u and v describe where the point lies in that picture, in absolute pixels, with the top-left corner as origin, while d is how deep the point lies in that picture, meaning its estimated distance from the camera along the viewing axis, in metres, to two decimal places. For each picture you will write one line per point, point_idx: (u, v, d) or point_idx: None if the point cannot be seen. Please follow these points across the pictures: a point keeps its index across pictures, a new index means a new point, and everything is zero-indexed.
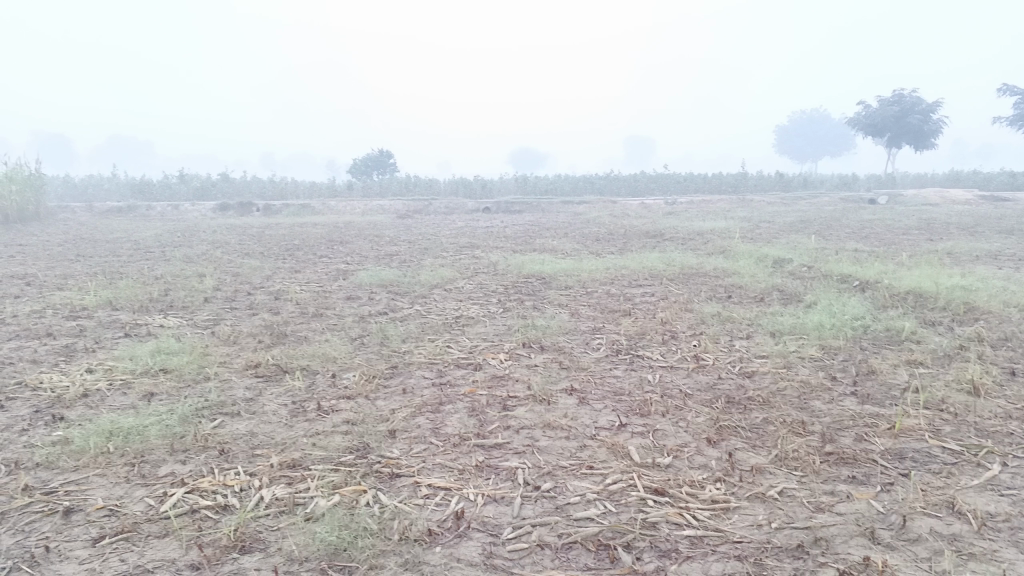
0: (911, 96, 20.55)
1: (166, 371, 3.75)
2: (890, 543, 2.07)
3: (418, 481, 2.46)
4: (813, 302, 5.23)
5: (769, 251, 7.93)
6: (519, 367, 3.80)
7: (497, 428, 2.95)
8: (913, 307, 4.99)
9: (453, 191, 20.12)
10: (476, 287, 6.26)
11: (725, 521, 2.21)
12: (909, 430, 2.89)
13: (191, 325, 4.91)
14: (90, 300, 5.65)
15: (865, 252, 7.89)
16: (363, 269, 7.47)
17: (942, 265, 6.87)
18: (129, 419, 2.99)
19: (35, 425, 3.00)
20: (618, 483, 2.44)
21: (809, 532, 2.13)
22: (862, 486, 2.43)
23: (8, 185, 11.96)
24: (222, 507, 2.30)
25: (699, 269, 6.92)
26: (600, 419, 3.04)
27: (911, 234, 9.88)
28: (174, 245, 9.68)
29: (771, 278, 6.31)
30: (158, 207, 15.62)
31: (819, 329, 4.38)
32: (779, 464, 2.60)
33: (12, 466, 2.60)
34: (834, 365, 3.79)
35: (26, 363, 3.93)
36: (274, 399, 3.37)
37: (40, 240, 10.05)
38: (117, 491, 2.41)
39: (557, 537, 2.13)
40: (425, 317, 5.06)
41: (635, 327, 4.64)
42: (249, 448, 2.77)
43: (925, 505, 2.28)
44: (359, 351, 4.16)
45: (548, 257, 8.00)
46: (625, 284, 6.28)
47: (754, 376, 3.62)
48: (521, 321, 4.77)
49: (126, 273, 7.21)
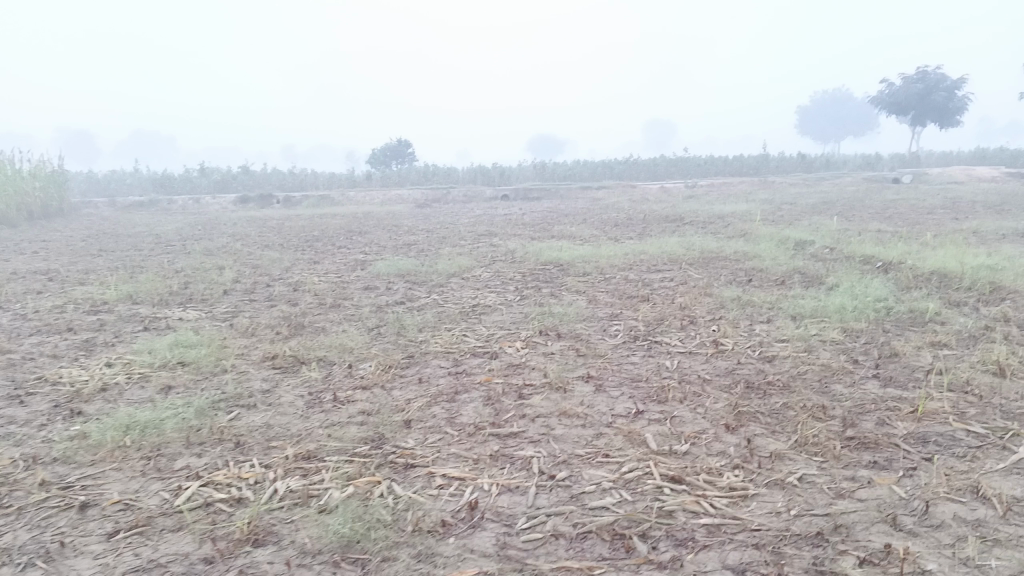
0: (935, 73, 20.15)
1: (184, 364, 3.77)
2: (913, 530, 2.03)
3: (433, 471, 2.45)
4: (835, 284, 5.16)
5: (791, 232, 7.85)
6: (535, 355, 3.77)
7: (512, 417, 2.92)
8: (937, 288, 4.90)
9: (472, 179, 20.11)
10: (494, 275, 6.23)
11: (743, 509, 2.17)
12: (932, 413, 2.84)
13: (210, 318, 4.93)
14: (112, 294, 5.69)
15: (888, 233, 7.78)
16: (381, 258, 7.47)
17: (967, 244, 6.75)
18: (147, 413, 3.01)
19: (53, 420, 3.03)
20: (634, 471, 2.41)
21: (829, 519, 2.10)
22: (884, 471, 2.39)
23: (32, 181, 12.10)
24: (236, 500, 2.29)
25: (720, 253, 6.84)
26: (616, 406, 3.01)
27: (935, 214, 9.70)
28: (195, 238, 9.76)
29: (792, 261, 6.22)
30: (179, 200, 15.73)
31: (841, 312, 4.31)
32: (799, 450, 2.56)
33: (30, 461, 2.62)
34: (856, 348, 3.72)
35: (47, 358, 3.97)
36: (290, 390, 3.37)
37: (64, 236, 10.17)
38: (133, 485, 2.42)
39: (572, 527, 2.10)
40: (442, 306, 5.05)
41: (654, 312, 4.60)
42: (265, 440, 2.77)
43: (949, 490, 2.23)
44: (376, 341, 4.15)
45: (566, 244, 7.95)
46: (643, 270, 6.20)
47: (774, 360, 3.57)
48: (538, 309, 4.74)
49: (147, 267, 7.26)
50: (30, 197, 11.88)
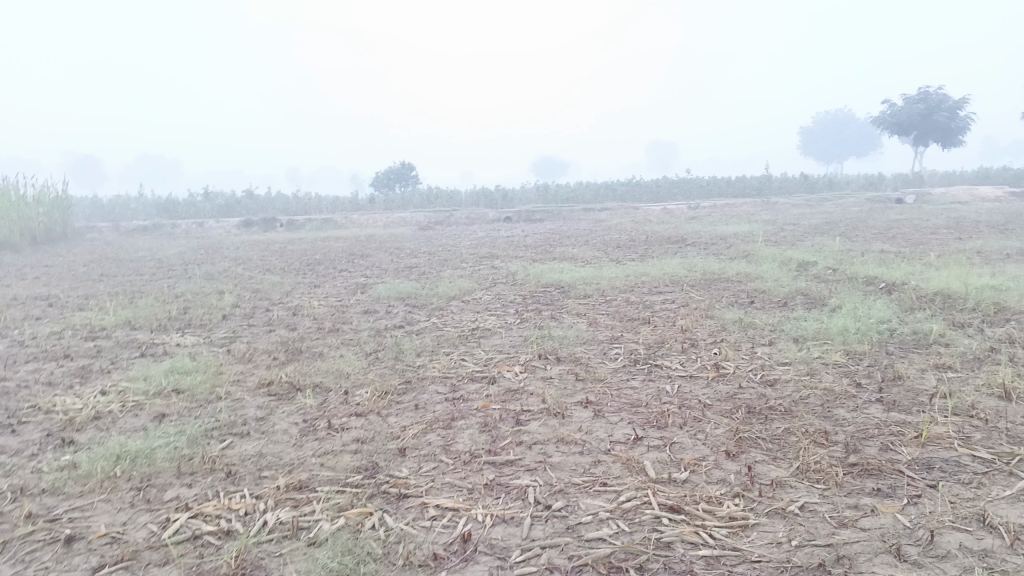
0: (937, 93, 20.18)
1: (179, 391, 3.73)
2: (917, 560, 1.97)
3: (426, 502, 2.40)
4: (838, 305, 5.12)
5: (793, 253, 7.82)
6: (533, 379, 3.73)
7: (509, 444, 2.88)
8: (940, 309, 4.86)
9: (474, 202, 20.16)
10: (494, 298, 6.20)
11: (743, 539, 2.12)
12: (936, 438, 2.78)
13: (208, 343, 4.90)
14: (110, 320, 5.66)
15: (891, 253, 7.74)
16: (381, 282, 7.45)
17: (970, 264, 6.71)
18: (138, 442, 2.97)
19: (44, 450, 2.99)
20: (631, 500, 2.36)
21: (831, 550, 2.04)
22: (888, 499, 2.33)
23: (36, 206, 12.14)
24: (225, 533, 2.24)
25: (722, 275, 6.80)
26: (615, 432, 2.96)
27: (939, 234, 9.67)
28: (197, 262, 9.76)
29: (795, 282, 6.18)
30: (183, 224, 15.77)
31: (843, 334, 4.27)
32: (801, 477, 2.51)
33: (17, 492, 2.58)
34: (859, 371, 3.67)
35: (42, 385, 3.94)
36: (285, 418, 3.33)
37: (67, 261, 10.18)
38: (121, 517, 2.37)
39: (567, 559, 2.05)
40: (441, 329, 5.01)
41: (654, 335, 4.56)
42: (257, 470, 2.73)
43: (955, 519, 2.17)
44: (373, 366, 4.11)
45: (568, 266, 7.93)
46: (645, 292, 6.17)
47: (776, 384, 3.52)
48: (537, 332, 4.70)
49: (147, 291, 7.25)
50: (34, 222, 11.92)
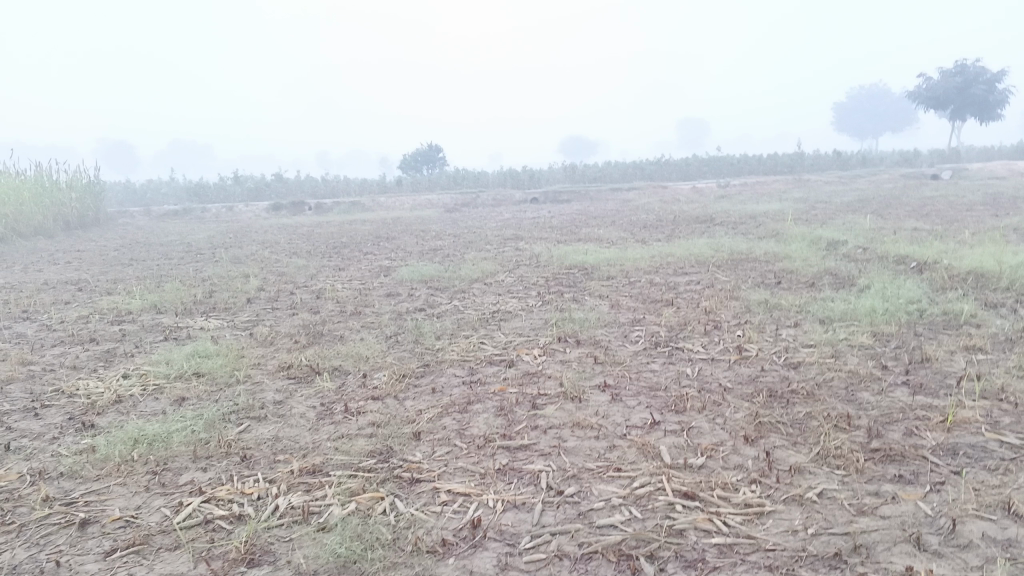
0: (975, 66, 19.66)
1: (199, 374, 3.76)
2: (938, 550, 1.91)
3: (438, 487, 2.38)
4: (866, 285, 5.01)
5: (823, 232, 7.67)
6: (552, 363, 3.69)
7: (524, 429, 2.85)
8: (972, 288, 4.73)
9: (501, 182, 20.08)
10: (517, 280, 6.16)
11: (758, 527, 2.07)
12: (963, 422, 2.71)
13: (232, 327, 4.93)
14: (137, 304, 5.71)
15: (924, 231, 7.57)
16: (405, 264, 7.43)
17: (1006, 241, 6.53)
18: (156, 425, 2.98)
19: (65, 433, 3.02)
20: (645, 486, 2.32)
21: (848, 539, 1.99)
22: (910, 486, 2.27)
23: (70, 192, 12.29)
24: (236, 517, 2.25)
25: (750, 255, 6.69)
26: (633, 417, 2.92)
27: (975, 211, 9.43)
28: (225, 246, 9.83)
29: (823, 262, 6.06)
30: (213, 208, 15.89)
31: (871, 315, 4.17)
32: (821, 463, 2.45)
33: (37, 476, 2.61)
34: (886, 353, 3.58)
35: (67, 369, 3.98)
36: (303, 401, 3.33)
37: (99, 245, 10.32)
38: (136, 500, 2.39)
39: (577, 546, 2.02)
40: (462, 313, 4.98)
41: (677, 317, 4.50)
42: (272, 454, 2.73)
43: (979, 507, 2.11)
44: (392, 349, 4.10)
45: (593, 247, 7.86)
46: (669, 273, 6.09)
47: (799, 367, 3.45)
48: (558, 315, 4.66)
49: (175, 275, 7.31)
50: (67, 207, 12.08)
